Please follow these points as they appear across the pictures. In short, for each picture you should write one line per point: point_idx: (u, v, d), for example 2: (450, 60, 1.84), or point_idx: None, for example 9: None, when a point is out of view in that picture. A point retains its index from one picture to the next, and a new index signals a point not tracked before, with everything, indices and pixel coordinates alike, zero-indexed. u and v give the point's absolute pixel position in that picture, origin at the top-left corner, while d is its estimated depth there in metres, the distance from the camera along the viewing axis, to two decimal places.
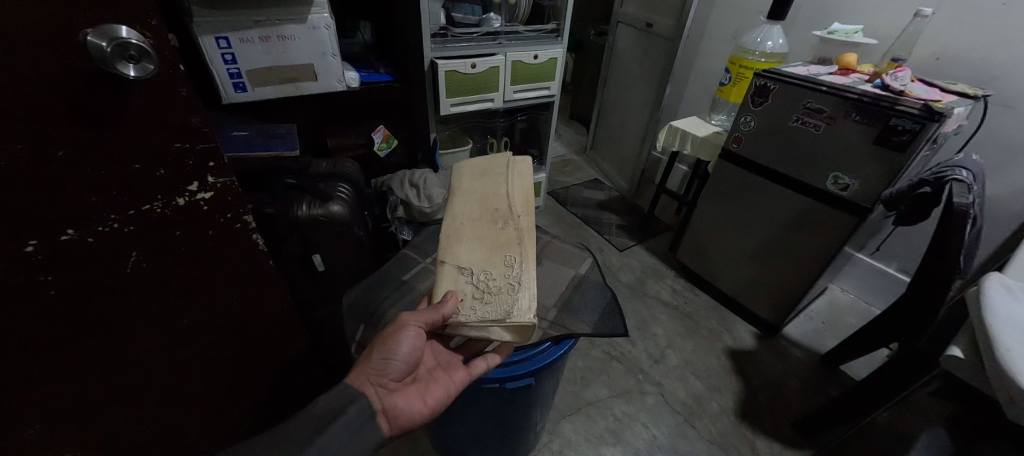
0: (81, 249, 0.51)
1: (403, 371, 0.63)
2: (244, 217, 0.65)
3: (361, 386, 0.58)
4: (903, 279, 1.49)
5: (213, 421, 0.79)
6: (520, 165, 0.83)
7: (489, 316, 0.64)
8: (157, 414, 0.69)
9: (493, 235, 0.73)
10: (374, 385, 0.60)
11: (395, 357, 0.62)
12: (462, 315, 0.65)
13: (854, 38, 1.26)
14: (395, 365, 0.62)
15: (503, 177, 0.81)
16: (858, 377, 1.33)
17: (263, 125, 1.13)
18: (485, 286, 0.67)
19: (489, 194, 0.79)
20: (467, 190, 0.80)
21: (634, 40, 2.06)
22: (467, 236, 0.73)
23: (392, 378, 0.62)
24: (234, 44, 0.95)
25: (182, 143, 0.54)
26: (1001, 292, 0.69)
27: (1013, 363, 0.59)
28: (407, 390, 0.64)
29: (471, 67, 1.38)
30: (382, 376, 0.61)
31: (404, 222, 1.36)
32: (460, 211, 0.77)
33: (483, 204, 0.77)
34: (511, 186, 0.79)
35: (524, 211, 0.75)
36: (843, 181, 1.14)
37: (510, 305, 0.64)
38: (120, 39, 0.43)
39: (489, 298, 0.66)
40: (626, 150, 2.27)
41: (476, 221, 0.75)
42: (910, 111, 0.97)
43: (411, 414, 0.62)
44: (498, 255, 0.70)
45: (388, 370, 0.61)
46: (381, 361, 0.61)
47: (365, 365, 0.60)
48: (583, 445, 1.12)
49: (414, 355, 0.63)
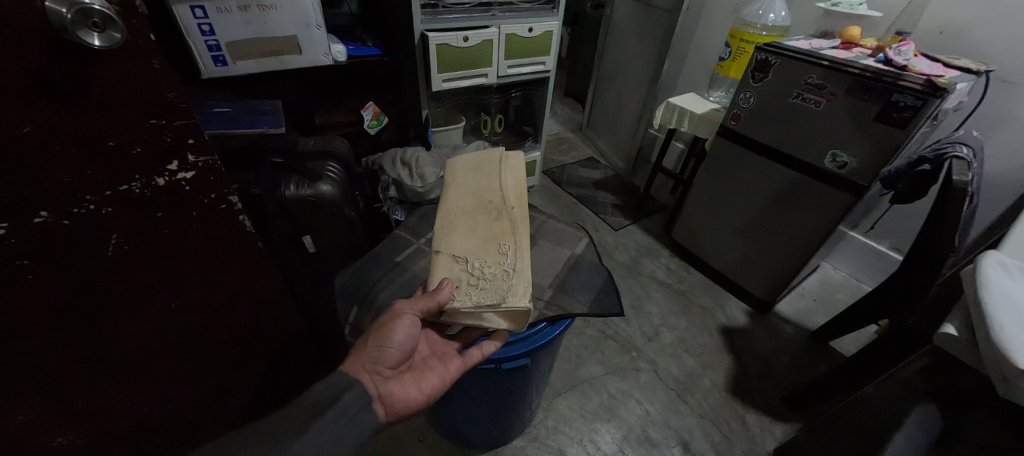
0: (56, 232, 0.49)
1: (398, 358, 0.62)
2: (229, 197, 0.63)
3: (357, 374, 0.57)
4: (894, 256, 1.51)
5: (207, 402, 0.79)
6: (513, 160, 0.80)
7: (483, 301, 0.63)
8: (149, 396, 0.69)
9: (487, 225, 0.71)
10: (370, 373, 0.59)
11: (389, 345, 0.61)
12: (457, 301, 0.64)
13: (858, 10, 1.21)
14: (390, 352, 0.61)
15: (496, 171, 0.78)
16: (848, 353, 1.36)
17: (245, 100, 1.07)
18: (480, 273, 0.66)
19: (481, 187, 0.76)
20: (460, 184, 0.78)
21: (632, 13, 1.99)
22: (461, 227, 0.71)
23: (387, 366, 0.61)
24: (211, 14, 0.90)
25: (157, 119, 0.51)
26: (999, 270, 0.68)
27: (1007, 340, 0.58)
28: (402, 377, 0.63)
29: (463, 40, 1.33)
30: (377, 364, 0.60)
31: (396, 202, 1.32)
32: (453, 204, 0.75)
33: (477, 197, 0.75)
34: (503, 179, 0.77)
35: (518, 203, 0.74)
36: (841, 159, 1.13)
37: (505, 290, 0.64)
38: (81, 5, 0.39)
39: (484, 284, 0.65)
40: (623, 127, 2.23)
41: (470, 213, 0.73)
42: (912, 87, 0.95)
43: (407, 402, 0.62)
44: (493, 244, 0.68)
45: (384, 358, 0.60)
46: (377, 350, 0.60)
47: (360, 353, 0.60)
48: (577, 421, 1.14)
49: (409, 344, 0.62)
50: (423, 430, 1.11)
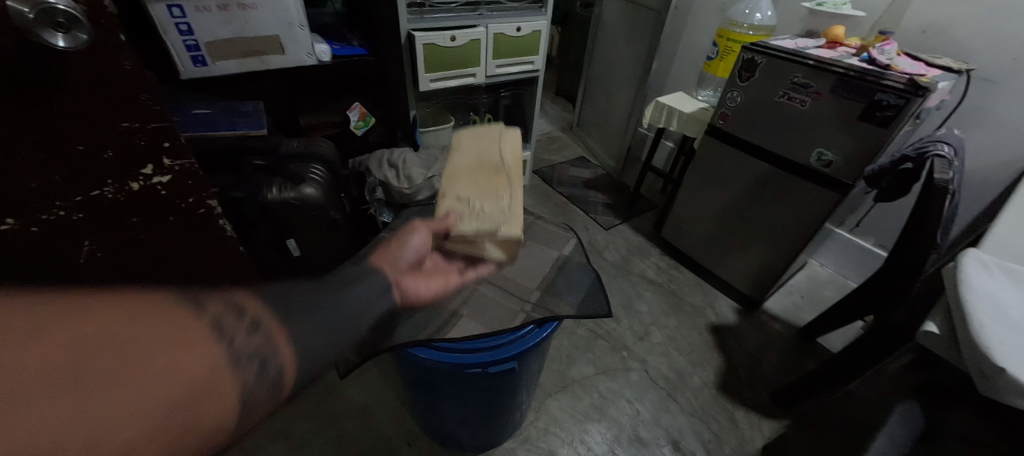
0: (27, 235, 0.54)
1: (413, 257, 0.59)
2: (205, 200, 0.68)
3: (377, 259, 0.54)
4: (880, 253, 1.52)
5: None
6: (512, 132, 0.82)
7: (480, 230, 0.64)
8: None
9: (485, 178, 0.72)
10: (389, 262, 0.55)
11: (406, 245, 0.60)
12: (457, 230, 0.64)
13: (843, 9, 1.23)
14: (407, 251, 0.59)
15: (495, 138, 0.80)
16: (836, 349, 1.37)
17: (226, 102, 1.04)
18: (478, 210, 0.67)
19: (482, 149, 0.78)
20: (462, 146, 0.80)
21: (621, 12, 1.99)
22: (461, 177, 0.73)
23: (404, 262, 0.57)
24: (189, 13, 0.87)
25: (130, 123, 0.55)
26: (978, 268, 0.69)
27: (985, 338, 0.59)
28: (415, 274, 0.57)
29: (450, 40, 1.31)
30: (395, 258, 0.57)
31: (383, 204, 1.29)
32: (456, 161, 0.76)
33: (477, 156, 0.77)
34: (502, 144, 0.79)
35: (515, 163, 0.75)
36: (826, 157, 1.14)
37: (500, 222, 0.64)
38: (44, 5, 0.42)
39: (482, 216, 0.66)
40: (612, 126, 2.23)
41: (470, 168, 0.74)
42: (895, 86, 0.96)
43: (420, 294, 0.55)
44: (491, 192, 0.70)
45: (400, 256, 0.58)
46: (399, 246, 0.59)
47: (380, 251, 0.57)
48: (568, 421, 1.14)
49: (424, 251, 0.61)
50: (413, 434, 1.10)
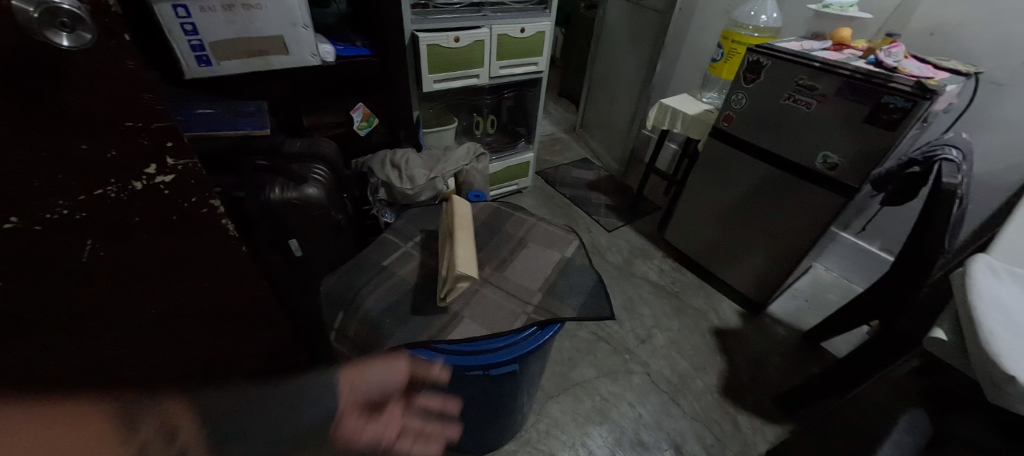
0: None
1: (371, 400, 0.55)
2: None
3: (341, 383, 0.53)
4: (885, 257, 1.51)
5: None
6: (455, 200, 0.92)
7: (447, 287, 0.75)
8: None
9: (446, 250, 0.82)
10: (349, 399, 0.53)
11: (369, 380, 0.57)
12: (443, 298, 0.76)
13: (849, 11, 1.22)
14: (369, 385, 0.56)
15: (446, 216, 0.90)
16: (840, 354, 1.36)
17: (230, 102, 1.04)
18: (446, 277, 0.78)
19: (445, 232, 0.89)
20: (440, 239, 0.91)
21: (625, 13, 1.99)
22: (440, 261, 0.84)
23: (365, 409, 0.55)
24: (194, 13, 0.88)
25: None
26: (988, 274, 0.68)
27: (995, 345, 0.58)
28: (360, 423, 0.54)
29: (454, 41, 1.31)
30: (355, 398, 0.54)
31: (386, 204, 1.29)
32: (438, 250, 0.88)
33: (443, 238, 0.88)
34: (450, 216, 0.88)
35: (460, 224, 0.84)
36: (831, 160, 1.13)
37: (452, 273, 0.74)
38: None
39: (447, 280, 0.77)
40: (616, 127, 2.23)
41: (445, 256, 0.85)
42: (902, 88, 0.95)
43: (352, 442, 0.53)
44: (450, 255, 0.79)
45: (355, 399, 0.54)
46: (369, 370, 0.57)
47: (354, 371, 0.57)
48: (569, 424, 1.13)
49: (388, 392, 0.57)
50: None
